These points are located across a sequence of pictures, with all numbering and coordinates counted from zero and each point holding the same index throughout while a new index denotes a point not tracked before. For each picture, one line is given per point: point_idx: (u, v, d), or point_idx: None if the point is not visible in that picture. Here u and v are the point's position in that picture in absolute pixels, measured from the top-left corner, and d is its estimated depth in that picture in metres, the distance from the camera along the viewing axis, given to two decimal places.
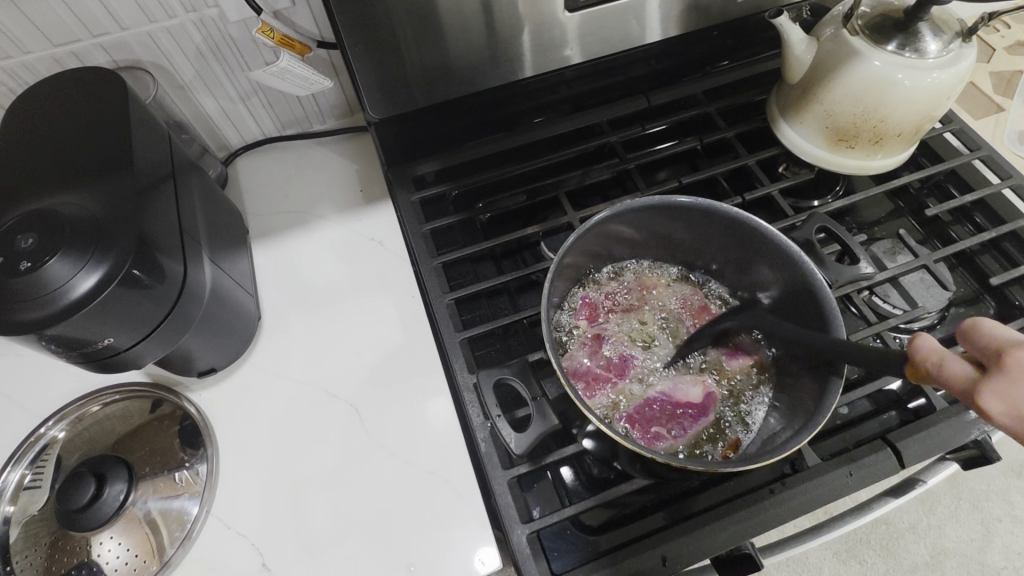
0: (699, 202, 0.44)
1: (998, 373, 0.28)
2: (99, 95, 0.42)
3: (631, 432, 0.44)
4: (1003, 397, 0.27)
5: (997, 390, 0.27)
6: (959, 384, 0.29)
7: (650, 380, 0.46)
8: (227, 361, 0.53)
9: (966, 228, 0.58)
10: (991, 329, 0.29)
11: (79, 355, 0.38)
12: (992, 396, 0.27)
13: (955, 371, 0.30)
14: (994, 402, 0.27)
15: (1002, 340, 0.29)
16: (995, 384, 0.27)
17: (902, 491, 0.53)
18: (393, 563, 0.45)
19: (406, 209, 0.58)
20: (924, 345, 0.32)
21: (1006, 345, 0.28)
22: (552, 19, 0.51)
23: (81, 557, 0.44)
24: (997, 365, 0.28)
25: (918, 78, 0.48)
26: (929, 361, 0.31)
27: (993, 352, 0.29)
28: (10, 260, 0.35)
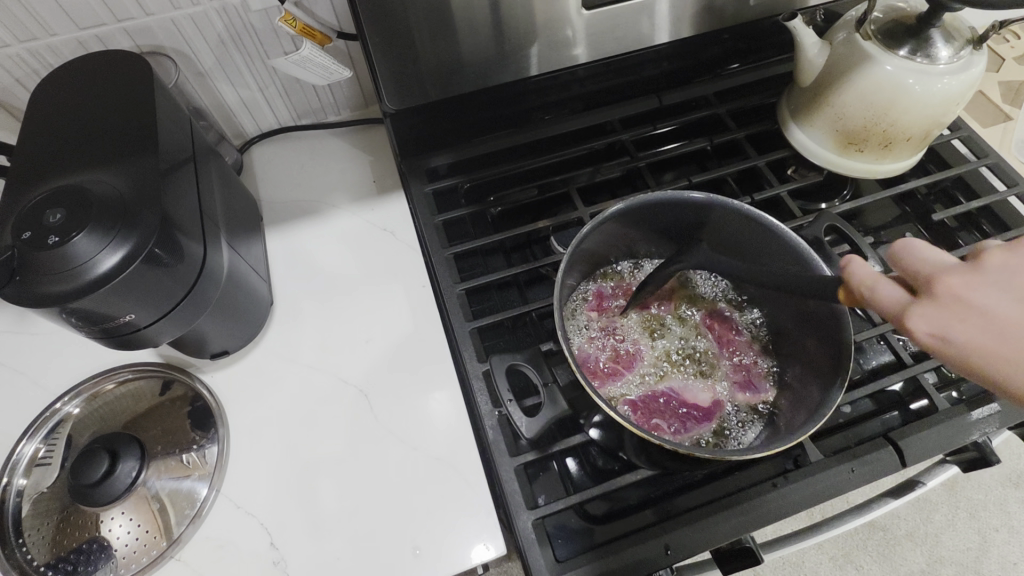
0: (711, 198, 0.45)
1: (930, 299, 0.30)
2: (125, 78, 0.43)
3: (634, 418, 0.45)
4: (928, 320, 0.29)
5: (929, 315, 0.29)
6: (890, 308, 0.30)
7: (657, 374, 0.47)
8: (239, 344, 0.53)
9: (972, 234, 0.58)
10: (922, 250, 0.32)
11: (100, 331, 0.39)
12: (920, 319, 0.29)
13: (888, 294, 0.31)
14: (923, 324, 0.29)
15: (930, 266, 0.31)
16: (923, 309, 0.29)
17: (902, 492, 0.53)
18: (400, 546, 0.45)
19: (419, 200, 0.58)
20: (857, 269, 0.32)
21: (934, 271, 0.31)
22: (570, 16, 0.51)
23: (91, 532, 0.45)
24: (929, 289, 0.30)
25: (929, 83, 0.49)
26: (859, 284, 0.32)
27: (920, 276, 0.31)
28: (38, 234, 0.35)
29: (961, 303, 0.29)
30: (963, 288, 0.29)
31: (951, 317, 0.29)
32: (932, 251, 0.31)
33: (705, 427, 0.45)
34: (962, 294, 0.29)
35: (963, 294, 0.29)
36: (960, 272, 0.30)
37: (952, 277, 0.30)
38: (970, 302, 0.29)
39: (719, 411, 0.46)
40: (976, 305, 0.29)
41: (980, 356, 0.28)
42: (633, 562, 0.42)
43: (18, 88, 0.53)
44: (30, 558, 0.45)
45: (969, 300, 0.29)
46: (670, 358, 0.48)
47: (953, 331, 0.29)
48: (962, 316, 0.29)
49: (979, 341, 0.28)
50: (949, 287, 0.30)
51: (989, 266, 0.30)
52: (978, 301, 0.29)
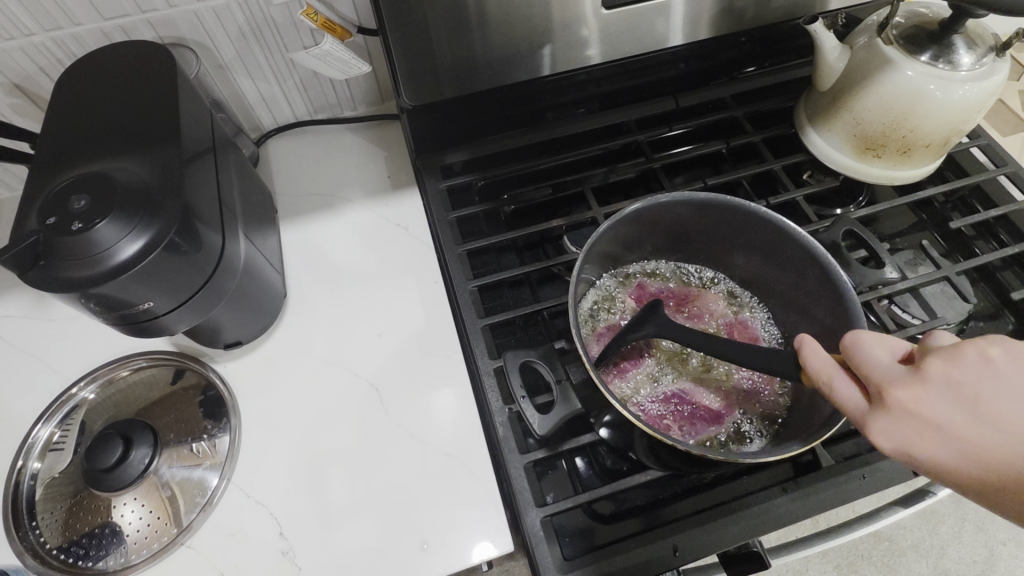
0: (728, 200, 0.45)
1: (881, 409, 0.31)
2: (149, 69, 0.44)
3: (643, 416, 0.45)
4: (885, 430, 0.31)
5: (882, 429, 0.31)
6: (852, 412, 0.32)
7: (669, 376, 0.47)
8: (253, 335, 0.54)
9: (990, 244, 0.58)
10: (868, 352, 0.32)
11: (119, 317, 0.39)
12: (878, 430, 0.31)
13: (847, 399, 0.32)
14: (879, 434, 0.31)
15: (877, 366, 0.32)
16: (878, 422, 0.31)
17: (911, 501, 0.53)
18: (408, 540, 0.45)
19: (433, 195, 0.59)
20: (813, 360, 0.34)
21: (883, 373, 0.32)
22: (589, 15, 0.52)
23: (103, 517, 0.46)
24: (880, 395, 0.31)
25: (950, 90, 0.49)
26: (821, 379, 0.33)
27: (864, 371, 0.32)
28: (63, 220, 0.36)
29: (914, 418, 0.30)
30: (914, 403, 0.30)
31: (904, 428, 0.30)
32: (877, 345, 0.33)
33: (716, 428, 0.45)
34: (911, 403, 0.30)
35: (914, 408, 0.30)
36: (907, 384, 0.31)
37: (900, 389, 0.31)
38: (924, 419, 0.30)
39: (730, 415, 0.46)
40: (929, 419, 0.30)
41: (942, 469, 0.30)
42: (640, 562, 0.42)
43: (42, 76, 0.53)
44: (43, 541, 0.45)
45: (922, 411, 0.30)
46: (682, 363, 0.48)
47: (915, 447, 0.30)
48: (916, 432, 0.30)
49: (937, 454, 0.30)
50: (899, 401, 0.31)
51: (935, 376, 0.30)
52: (931, 415, 0.30)
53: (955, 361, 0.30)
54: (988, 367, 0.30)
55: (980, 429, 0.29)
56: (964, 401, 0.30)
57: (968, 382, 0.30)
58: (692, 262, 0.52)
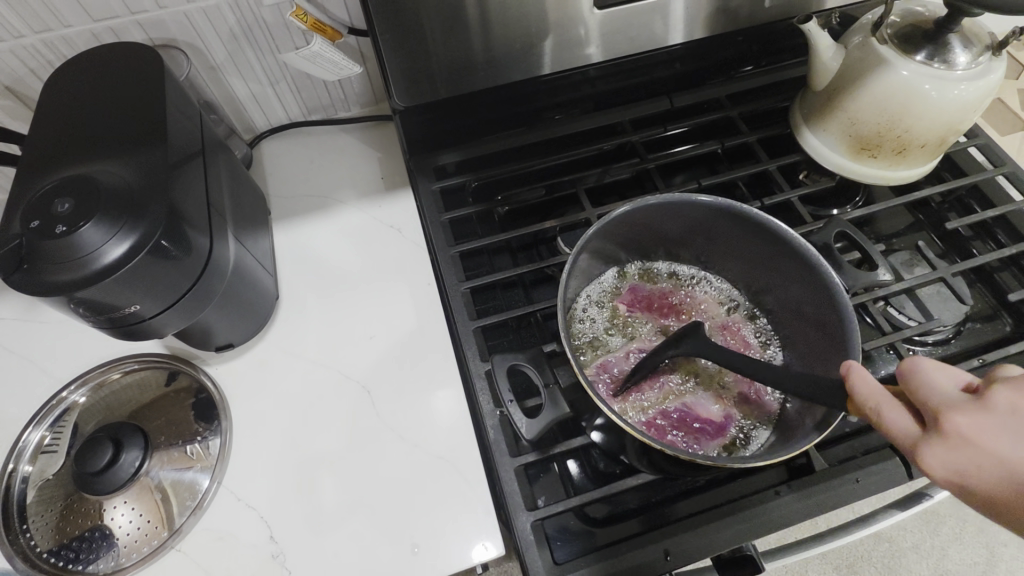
0: (718, 202, 0.44)
1: (936, 435, 0.30)
2: (137, 71, 0.44)
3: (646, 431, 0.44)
4: (939, 457, 0.30)
5: (938, 457, 0.30)
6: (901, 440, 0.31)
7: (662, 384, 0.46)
8: (244, 338, 0.54)
9: (987, 245, 0.57)
10: (928, 379, 0.32)
11: (106, 320, 0.39)
12: (934, 459, 0.30)
13: (896, 425, 0.32)
14: (934, 463, 0.30)
15: (937, 395, 0.31)
16: (934, 448, 0.30)
17: (907, 504, 0.53)
18: (399, 543, 0.45)
19: (426, 196, 0.58)
20: (861, 387, 0.33)
21: (942, 402, 0.31)
22: (581, 15, 0.51)
23: (94, 520, 0.45)
24: (935, 422, 0.30)
25: (946, 89, 0.48)
26: (870, 405, 0.33)
27: (918, 398, 0.32)
28: (47, 223, 0.36)
29: (973, 446, 0.29)
30: (975, 431, 0.29)
31: (958, 457, 0.29)
32: (941, 375, 0.32)
33: (719, 441, 0.44)
34: (971, 434, 0.29)
35: (972, 437, 0.29)
36: (968, 410, 0.30)
37: (962, 416, 0.30)
38: (984, 448, 0.29)
39: (733, 426, 0.45)
40: (988, 447, 0.29)
41: (995, 500, 0.29)
42: (631, 565, 0.42)
43: (33, 78, 0.53)
44: (33, 544, 0.45)
45: (984, 443, 0.29)
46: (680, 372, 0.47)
47: (968, 477, 0.29)
48: (971, 459, 0.29)
49: (990, 485, 0.28)
50: (957, 427, 0.30)
51: (1003, 406, 0.29)
52: (989, 443, 0.29)
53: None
54: None
55: None
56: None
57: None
58: (684, 263, 0.52)
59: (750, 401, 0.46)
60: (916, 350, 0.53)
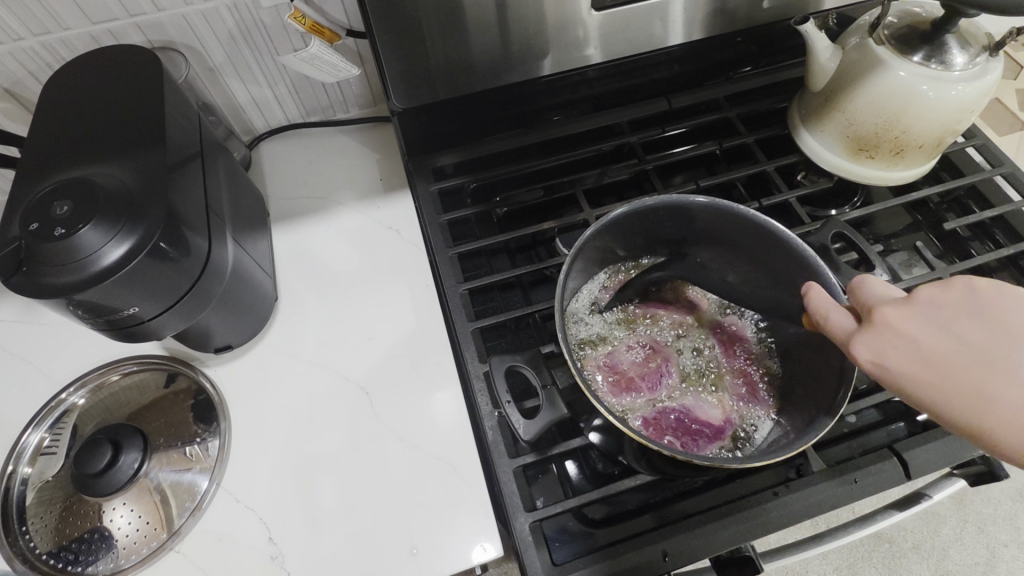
0: (715, 202, 0.44)
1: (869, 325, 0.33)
2: (135, 74, 0.44)
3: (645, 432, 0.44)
4: (869, 346, 0.33)
5: (868, 343, 0.33)
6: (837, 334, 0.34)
7: (662, 387, 0.46)
8: (243, 339, 0.54)
9: (986, 245, 0.57)
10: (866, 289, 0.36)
11: (104, 322, 0.39)
12: (862, 345, 0.33)
13: (839, 324, 0.35)
14: (862, 351, 0.33)
15: (874, 298, 0.35)
16: (865, 336, 0.33)
17: (906, 504, 0.53)
18: (397, 544, 0.45)
19: (424, 198, 0.58)
20: (816, 296, 0.36)
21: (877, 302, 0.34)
22: (579, 17, 0.51)
23: (93, 522, 0.46)
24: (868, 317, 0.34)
25: (942, 90, 0.48)
26: (818, 311, 0.36)
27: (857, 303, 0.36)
28: (45, 227, 0.36)
29: (896, 332, 0.33)
30: (898, 320, 0.33)
31: (885, 343, 0.33)
32: (879, 287, 0.36)
33: (717, 445, 0.44)
34: (896, 323, 0.33)
35: (897, 324, 0.33)
36: (895, 304, 0.33)
37: (890, 309, 0.33)
38: (902, 334, 0.33)
39: (731, 431, 0.45)
40: (908, 334, 0.33)
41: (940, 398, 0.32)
42: (629, 567, 0.42)
43: (32, 81, 0.54)
44: (32, 546, 0.45)
45: (904, 330, 0.33)
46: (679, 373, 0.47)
47: (886, 357, 0.33)
48: (893, 343, 0.33)
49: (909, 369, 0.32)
50: (885, 318, 0.33)
51: (924, 300, 0.33)
52: (910, 331, 0.33)
53: (947, 290, 0.33)
54: (975, 294, 0.33)
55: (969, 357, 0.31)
56: (943, 322, 0.33)
57: (947, 308, 0.33)
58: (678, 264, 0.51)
59: (749, 399, 0.46)
60: None
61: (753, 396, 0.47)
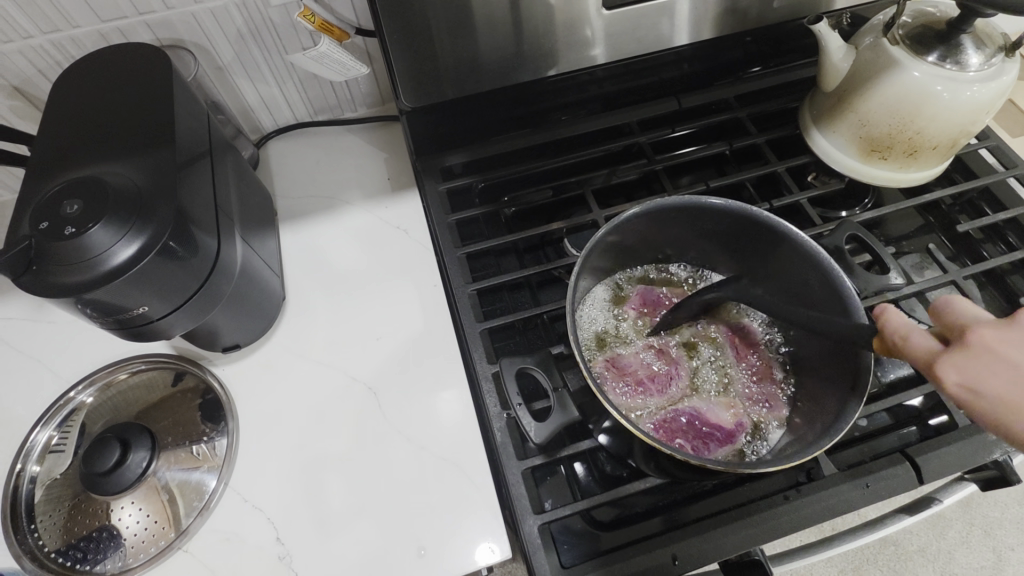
0: (728, 204, 0.44)
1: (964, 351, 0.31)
2: (145, 72, 0.44)
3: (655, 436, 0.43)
4: (958, 370, 0.30)
5: (955, 364, 0.31)
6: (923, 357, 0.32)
7: (674, 391, 0.46)
8: (251, 338, 0.54)
9: (998, 248, 0.57)
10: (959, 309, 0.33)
11: (113, 321, 0.39)
12: (951, 369, 0.31)
13: (921, 345, 0.32)
14: (951, 373, 0.31)
15: (965, 320, 0.32)
16: (955, 359, 0.31)
17: (916, 509, 0.52)
18: (405, 545, 0.45)
19: (433, 198, 0.58)
20: (894, 318, 0.34)
21: (969, 324, 0.32)
22: (589, 16, 0.51)
23: (101, 521, 0.46)
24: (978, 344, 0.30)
25: (958, 91, 0.48)
26: (899, 333, 0.34)
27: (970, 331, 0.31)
28: (55, 226, 0.36)
29: (997, 357, 0.30)
30: (1000, 343, 0.30)
31: (982, 366, 0.30)
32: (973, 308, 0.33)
33: (729, 448, 0.44)
34: (995, 347, 0.30)
35: (997, 347, 0.30)
36: (996, 326, 0.31)
37: (987, 330, 0.31)
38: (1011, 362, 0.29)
39: (743, 434, 0.45)
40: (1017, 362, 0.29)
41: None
42: (638, 570, 0.42)
43: (41, 79, 0.54)
44: (41, 544, 0.45)
45: (1007, 355, 0.30)
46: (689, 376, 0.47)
47: (980, 382, 0.30)
48: (1000, 371, 0.30)
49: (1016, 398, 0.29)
50: (982, 340, 0.31)
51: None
52: (1016, 357, 0.30)
53: None
54: None
55: None
56: None
57: None
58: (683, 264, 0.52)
59: (759, 403, 0.46)
60: None
61: (765, 400, 0.46)
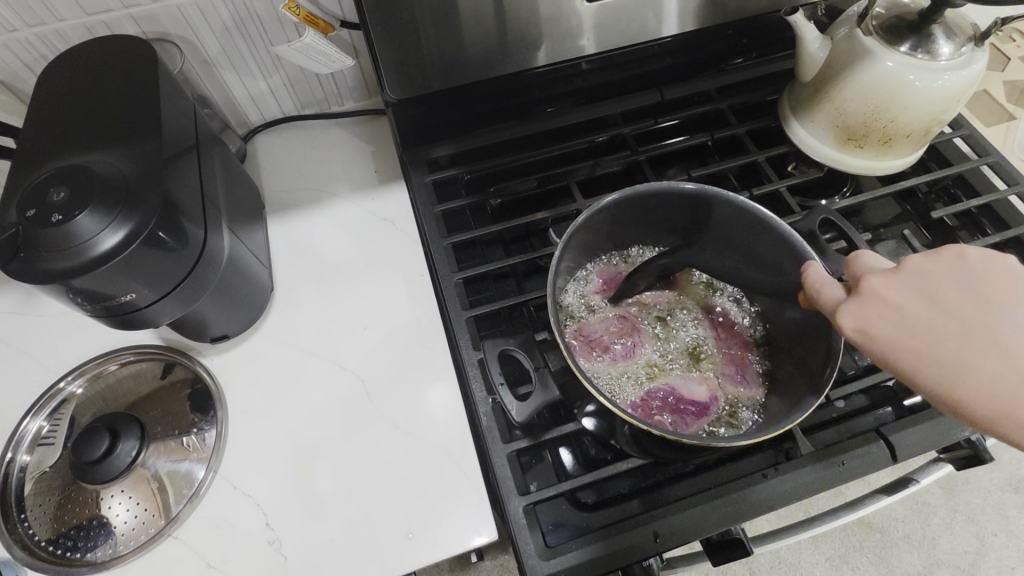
0: (704, 189, 0.45)
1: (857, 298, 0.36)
2: (129, 64, 0.44)
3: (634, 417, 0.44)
4: (855, 314, 0.35)
5: (853, 311, 0.35)
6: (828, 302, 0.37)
7: (641, 360, 0.47)
8: (239, 329, 0.54)
9: (972, 234, 0.58)
10: (858, 262, 0.38)
11: (101, 309, 0.39)
12: (848, 312, 0.35)
13: (829, 295, 0.37)
14: (848, 318, 0.35)
15: (859, 269, 0.37)
16: (852, 303, 0.35)
17: (894, 489, 0.53)
18: (393, 530, 0.46)
19: (419, 189, 0.58)
20: (813, 273, 0.38)
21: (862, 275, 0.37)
22: (571, 7, 0.52)
23: (92, 509, 0.46)
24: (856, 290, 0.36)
25: (929, 79, 0.49)
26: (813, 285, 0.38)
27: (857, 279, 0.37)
28: (42, 213, 0.36)
29: (884, 300, 0.35)
30: (886, 289, 0.35)
31: (871, 310, 0.35)
32: (872, 261, 0.38)
33: (703, 421, 0.45)
34: (883, 292, 0.35)
35: (883, 292, 0.35)
36: (885, 275, 0.36)
37: (877, 278, 0.35)
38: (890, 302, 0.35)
39: (716, 409, 0.45)
40: (895, 303, 0.35)
41: (892, 344, 0.34)
42: (621, 548, 0.43)
43: (27, 72, 0.54)
44: (32, 533, 0.45)
45: (890, 298, 0.35)
46: (651, 349, 0.47)
47: (872, 326, 0.35)
48: (880, 313, 0.35)
49: (891, 333, 0.34)
50: (873, 285, 0.35)
51: (910, 269, 0.35)
52: (896, 299, 0.35)
53: (935, 259, 0.36)
54: (962, 262, 0.35)
55: (931, 312, 0.34)
56: (930, 293, 0.35)
57: (931, 277, 0.35)
58: (651, 247, 0.52)
59: (739, 372, 0.47)
60: None
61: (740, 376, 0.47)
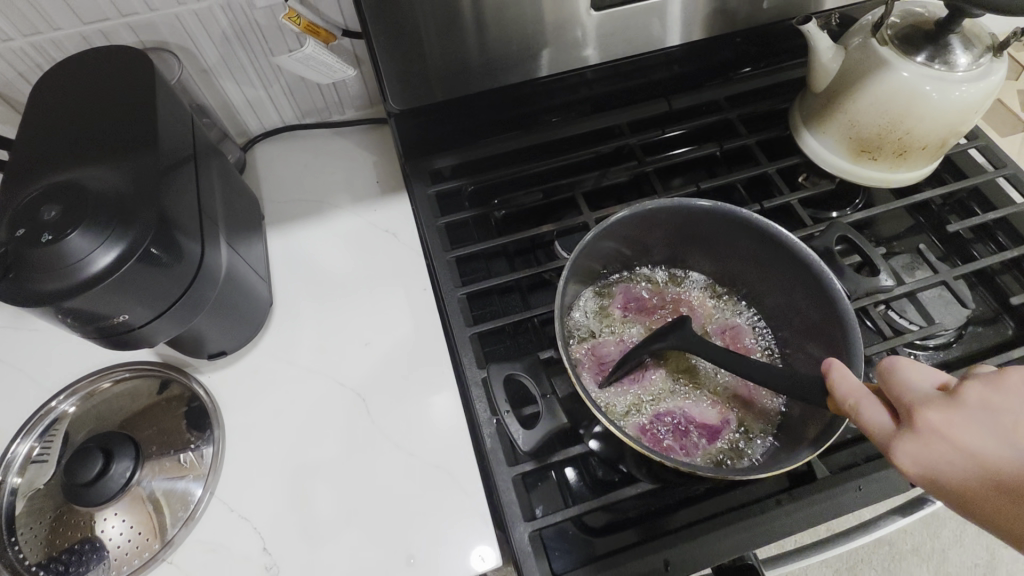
0: (717, 207, 0.44)
1: (911, 433, 0.31)
2: (125, 76, 0.43)
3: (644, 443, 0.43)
4: (913, 457, 0.30)
5: (907, 451, 0.31)
6: (877, 434, 0.32)
7: (652, 384, 0.45)
8: (237, 345, 0.53)
9: (988, 247, 0.57)
10: (903, 378, 0.33)
11: (95, 330, 0.38)
12: (904, 456, 0.31)
13: (871, 420, 0.32)
14: (904, 459, 0.31)
15: (907, 387, 0.32)
16: (908, 445, 0.31)
17: (910, 510, 0.52)
18: (394, 554, 0.45)
19: (421, 201, 0.57)
20: (839, 384, 0.34)
21: (912, 397, 0.32)
22: (578, 15, 0.51)
23: (85, 532, 0.45)
24: (909, 420, 0.31)
25: (947, 91, 0.48)
26: (848, 403, 0.34)
27: (905, 401, 0.32)
28: (33, 232, 0.35)
29: (947, 442, 0.30)
30: (946, 426, 0.30)
31: (932, 453, 0.30)
32: (915, 371, 0.33)
33: (715, 445, 0.43)
34: (944, 430, 0.30)
35: (946, 433, 0.30)
36: (943, 407, 0.31)
37: (933, 413, 0.31)
38: (955, 442, 0.30)
39: (728, 433, 0.44)
40: (960, 445, 0.30)
41: (964, 491, 0.29)
42: None
43: (21, 82, 0.53)
44: (21, 557, 0.44)
45: (957, 439, 0.30)
46: (665, 375, 0.46)
47: (937, 472, 0.30)
48: (944, 456, 0.30)
49: (961, 483, 0.29)
50: (929, 422, 0.31)
51: (975, 400, 0.30)
52: (965, 441, 0.30)
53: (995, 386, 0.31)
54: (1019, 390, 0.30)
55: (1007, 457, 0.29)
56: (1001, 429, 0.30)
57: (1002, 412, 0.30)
58: (658, 265, 0.51)
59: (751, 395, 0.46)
60: (917, 355, 0.52)
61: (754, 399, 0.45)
